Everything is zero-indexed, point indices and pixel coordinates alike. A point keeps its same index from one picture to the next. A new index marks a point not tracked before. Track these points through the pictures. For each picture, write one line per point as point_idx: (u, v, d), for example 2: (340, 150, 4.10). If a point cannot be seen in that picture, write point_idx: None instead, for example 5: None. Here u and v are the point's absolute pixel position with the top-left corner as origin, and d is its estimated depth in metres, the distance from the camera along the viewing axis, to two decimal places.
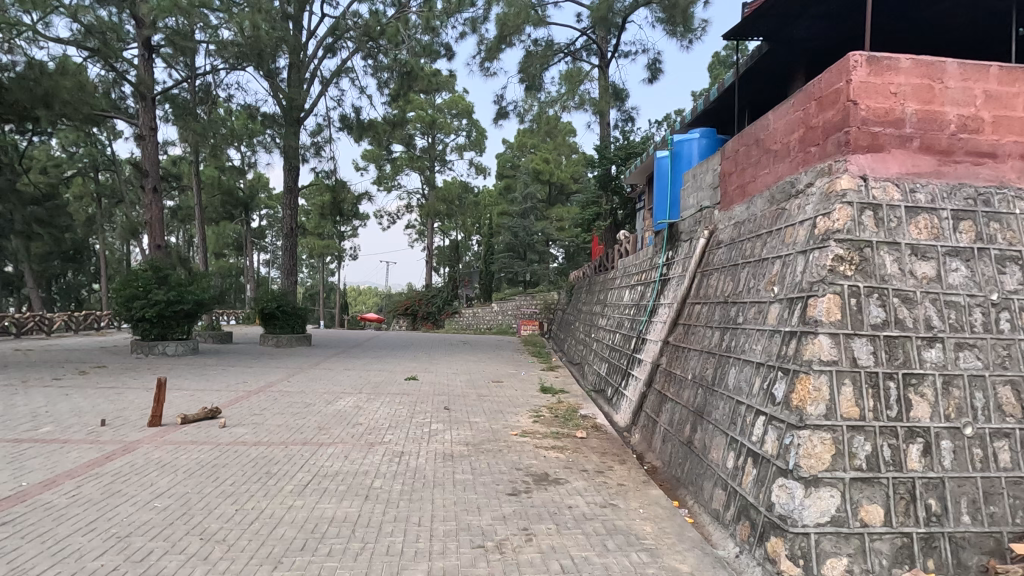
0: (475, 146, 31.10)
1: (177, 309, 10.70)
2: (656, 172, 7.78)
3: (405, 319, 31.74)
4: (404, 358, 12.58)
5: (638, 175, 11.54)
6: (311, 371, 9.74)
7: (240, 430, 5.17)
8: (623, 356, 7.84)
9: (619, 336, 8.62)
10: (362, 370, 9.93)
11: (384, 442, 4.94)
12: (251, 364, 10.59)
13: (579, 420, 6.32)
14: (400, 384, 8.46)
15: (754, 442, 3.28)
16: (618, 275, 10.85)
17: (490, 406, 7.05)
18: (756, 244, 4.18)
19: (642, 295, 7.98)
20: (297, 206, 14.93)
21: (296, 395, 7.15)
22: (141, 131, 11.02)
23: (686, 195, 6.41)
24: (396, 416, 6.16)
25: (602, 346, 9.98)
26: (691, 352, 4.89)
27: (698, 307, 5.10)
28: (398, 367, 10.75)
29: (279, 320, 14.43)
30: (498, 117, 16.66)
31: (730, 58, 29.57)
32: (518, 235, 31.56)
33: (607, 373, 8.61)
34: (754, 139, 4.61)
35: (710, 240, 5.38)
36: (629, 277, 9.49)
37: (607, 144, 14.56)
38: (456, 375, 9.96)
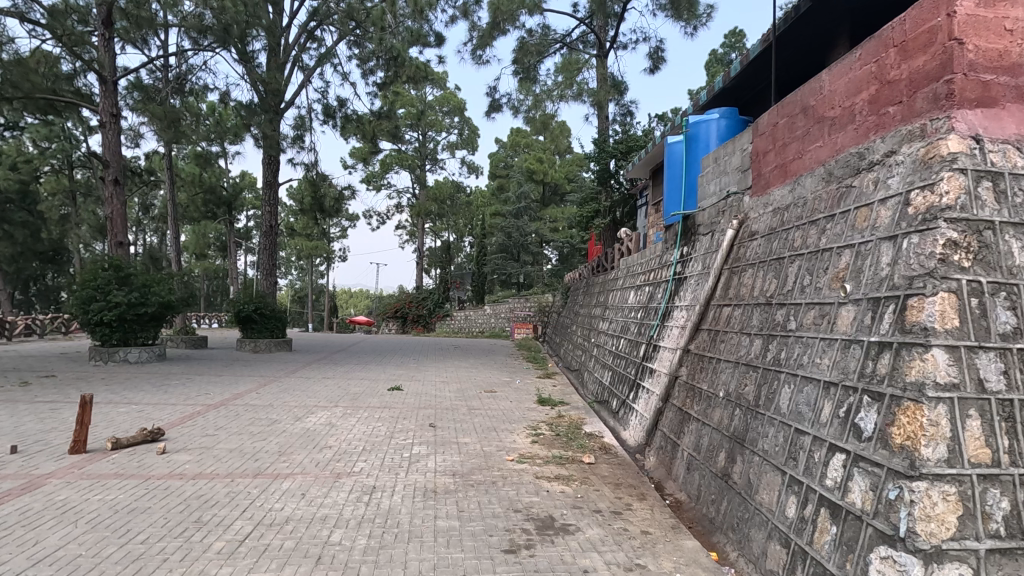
0: (467, 144, 30.31)
1: (140, 312, 9.83)
2: (665, 158, 7.01)
3: (395, 322, 30.89)
4: (390, 365, 11.73)
5: (642, 170, 10.79)
6: (286, 380, 8.89)
7: (182, 457, 4.32)
8: (629, 366, 7.06)
9: (624, 343, 7.83)
10: (343, 379, 9.08)
11: (353, 473, 4.11)
12: (222, 372, 9.71)
13: (584, 440, 5.52)
14: (381, 397, 7.61)
15: (829, 488, 2.49)
16: (620, 277, 10.07)
17: (482, 421, 6.23)
18: (809, 232, 3.40)
19: (650, 297, 7.20)
20: (277, 202, 14.05)
21: (261, 411, 6.31)
22: (101, 117, 10.12)
23: (705, 182, 5.63)
24: (372, 436, 5.33)
25: (604, 354, 9.19)
26: (722, 364, 4.10)
27: (728, 310, 4.31)
28: (382, 375, 9.91)
29: (257, 324, 13.52)
30: (491, 110, 15.88)
31: (728, 55, 28.98)
32: (512, 236, 30.82)
33: (611, 382, 7.82)
34: (798, 105, 3.83)
35: (739, 232, 4.60)
36: (634, 277, 8.72)
37: (606, 138, 13.79)
38: (445, 385, 9.14)
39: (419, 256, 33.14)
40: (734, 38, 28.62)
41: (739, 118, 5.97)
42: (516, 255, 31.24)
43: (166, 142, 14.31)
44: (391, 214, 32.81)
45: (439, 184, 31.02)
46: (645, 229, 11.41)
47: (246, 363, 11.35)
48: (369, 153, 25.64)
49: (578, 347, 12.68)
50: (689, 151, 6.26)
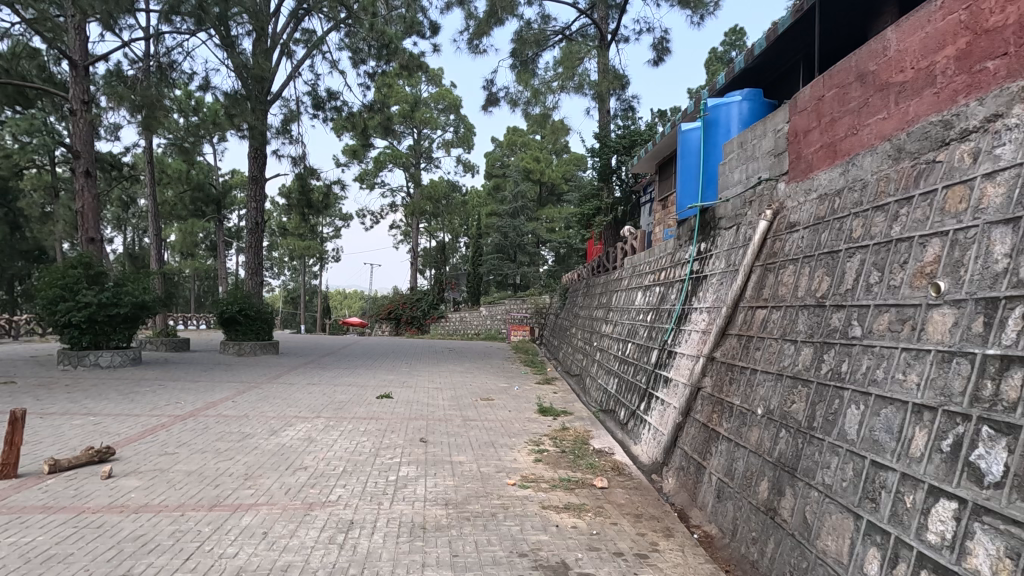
0: (463, 142, 29.73)
1: (112, 313, 9.26)
2: (678, 147, 6.44)
3: (389, 324, 30.22)
4: (380, 369, 11.13)
5: (647, 164, 10.24)
6: (266, 386, 8.26)
7: (128, 483, 3.71)
8: (639, 373, 6.49)
9: (632, 347, 7.25)
10: (329, 386, 8.46)
11: (329, 503, 3.51)
12: (199, 377, 9.08)
13: (593, 458, 4.94)
14: (368, 406, 7.01)
15: (935, 547, 1.92)
16: (625, 277, 9.51)
17: (478, 435, 5.65)
18: (874, 219, 2.83)
19: (661, 298, 6.63)
20: (263, 197, 13.41)
21: (234, 423, 5.68)
22: (71, 104, 9.49)
23: (728, 169, 5.07)
24: (354, 454, 4.73)
25: (608, 360, 8.61)
26: (759, 375, 3.53)
27: (764, 312, 3.75)
28: (372, 381, 9.30)
29: (240, 326, 12.86)
30: (488, 104, 15.31)
31: (728, 54, 28.57)
32: (508, 236, 30.27)
33: (618, 390, 7.25)
34: (853, 71, 3.26)
35: (774, 223, 4.03)
36: (641, 277, 8.15)
37: (607, 132, 13.24)
38: (438, 392, 8.54)
39: (414, 256, 32.51)
40: (734, 36, 28.22)
41: (763, 100, 5.39)
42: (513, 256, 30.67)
43: (146, 135, 13.63)
44: (384, 213, 32.18)
45: (434, 183, 30.42)
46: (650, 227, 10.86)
47: (228, 368, 10.72)
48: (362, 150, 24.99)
49: (578, 351, 12.10)
50: (706, 137, 5.69)
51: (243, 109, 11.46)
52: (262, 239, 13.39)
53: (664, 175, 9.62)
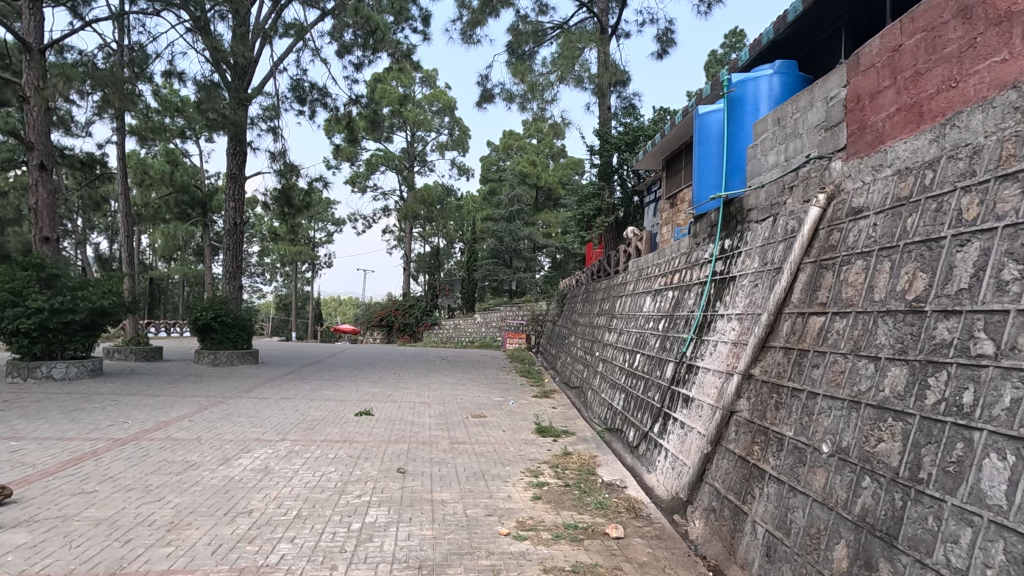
0: (457, 145, 29.00)
1: (67, 319, 8.44)
2: (694, 132, 5.71)
3: (381, 331, 29.41)
4: (365, 381, 10.31)
5: (653, 159, 9.52)
6: (234, 402, 7.43)
7: (12, 538, 2.91)
8: (651, 389, 5.71)
9: (641, 359, 6.48)
10: (305, 402, 7.67)
11: (267, 568, 2.71)
12: (162, 390, 8.26)
13: (603, 493, 4.15)
14: (344, 426, 6.20)
15: None
16: (630, 281, 8.74)
17: (466, 463, 4.85)
18: (1000, 193, 2.08)
19: (676, 303, 5.86)
20: (243, 197, 12.61)
21: (180, 450, 4.86)
22: (24, 92, 8.69)
23: (761, 153, 4.32)
24: (315, 491, 3.92)
25: (612, 372, 7.83)
26: (820, 402, 2.76)
27: (822, 320, 2.99)
28: (353, 396, 8.46)
29: (216, 334, 12.00)
30: (483, 100, 14.61)
31: (727, 56, 28.05)
32: (503, 241, 29.49)
33: (626, 407, 6.47)
34: (949, 6, 2.52)
35: (827, 210, 3.28)
36: (649, 281, 7.37)
37: (608, 129, 12.54)
38: (425, 408, 7.73)
39: (407, 261, 31.69)
40: (734, 39, 27.69)
41: (797, 73, 4.66)
42: (508, 261, 29.86)
43: (119, 131, 12.82)
44: (377, 217, 31.40)
45: (428, 187, 29.68)
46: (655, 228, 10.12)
47: (198, 379, 9.87)
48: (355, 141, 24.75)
49: (577, 361, 11.31)
50: (729, 118, 4.95)
51: (219, 101, 10.70)
52: (241, 241, 12.56)
53: (673, 170, 8.91)
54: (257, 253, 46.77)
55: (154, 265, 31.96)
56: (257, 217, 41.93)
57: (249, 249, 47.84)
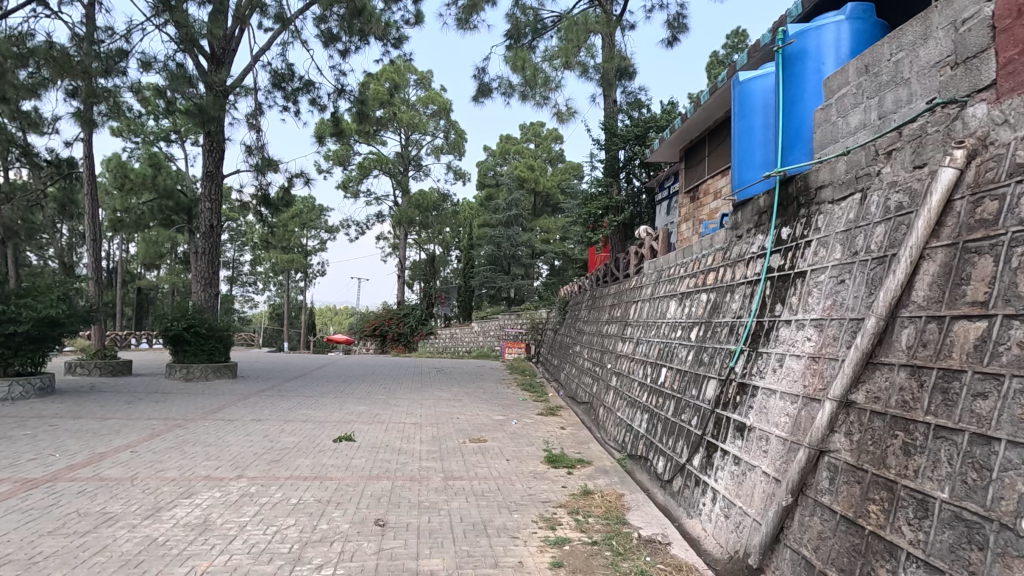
0: (453, 148, 28.12)
1: (8, 331, 7.48)
2: (733, 104, 4.84)
3: (374, 340, 28.39)
4: (351, 398, 9.33)
5: (667, 151, 8.66)
6: (195, 426, 6.42)
7: None
8: (687, 412, 4.75)
9: (669, 373, 5.53)
10: (278, 425, 6.67)
11: None
12: (116, 411, 7.23)
13: (643, 556, 3.18)
14: (317, 457, 5.20)
15: None
16: (646, 285, 7.82)
17: (464, 509, 3.88)
18: None
19: (714, 308, 4.91)
20: (219, 196, 11.59)
21: (103, 495, 3.88)
22: None
23: (838, 114, 3.40)
24: (262, 560, 2.94)
25: (630, 387, 6.86)
26: (1002, 453, 1.83)
27: (985, 325, 2.05)
28: (336, 417, 7.47)
29: (189, 346, 10.97)
30: (480, 94, 13.73)
31: (729, 57, 27.30)
32: (501, 247, 28.63)
33: (652, 431, 5.51)
34: None
35: (967, 174, 2.36)
36: (673, 283, 6.43)
37: (615, 122, 11.67)
38: (417, 431, 6.74)
39: (401, 269, 30.70)
40: (735, 39, 26.95)
41: (873, 20, 3.81)
42: (506, 268, 28.90)
43: (86, 127, 11.87)
44: (370, 223, 30.47)
45: (423, 192, 28.78)
46: (671, 227, 9.26)
47: (165, 396, 8.85)
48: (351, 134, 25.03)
49: (585, 374, 10.33)
50: (785, 80, 4.01)
51: (191, 91, 9.78)
52: (218, 245, 11.54)
53: (690, 162, 8.04)
54: (249, 262, 45.73)
55: (140, 274, 30.89)
56: (248, 224, 40.90)
57: (240, 259, 46.77)
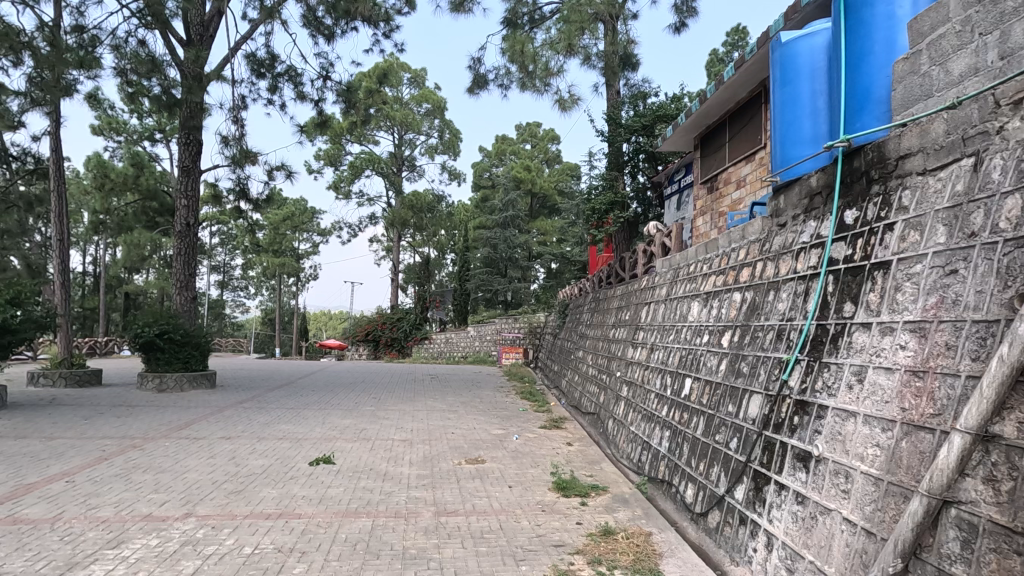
0: (448, 148, 27.42)
1: None
2: (773, 70, 4.16)
3: (367, 346, 27.63)
4: (336, 410, 8.57)
5: (678, 141, 8.00)
6: (153, 448, 5.64)
7: None
8: (724, 432, 4.02)
9: (695, 385, 4.80)
10: (249, 445, 5.90)
11: None
12: (69, 428, 6.44)
13: None
14: (288, 486, 4.45)
15: None
16: (660, 286, 7.10)
17: (461, 560, 3.13)
18: None
19: (752, 310, 4.19)
20: (197, 193, 10.80)
21: (8, 546, 3.11)
22: None
23: (932, 63, 2.69)
24: None
25: (645, 399, 6.14)
26: None
27: None
28: (317, 434, 6.71)
29: (163, 354, 10.15)
30: (475, 85, 13.06)
31: (729, 54, 26.75)
32: (497, 248, 27.95)
33: (676, 452, 4.79)
34: None
35: None
36: (694, 282, 5.72)
37: (619, 112, 11.02)
38: (407, 451, 5.99)
39: (395, 272, 29.90)
40: (735, 36, 26.33)
41: None
42: (503, 270, 28.14)
43: (53, 118, 11.08)
44: (363, 225, 29.72)
45: (416, 193, 28.03)
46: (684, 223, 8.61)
47: (130, 410, 8.04)
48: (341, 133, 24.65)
49: (590, 382, 9.61)
50: (850, 30, 3.32)
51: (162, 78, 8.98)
52: (195, 245, 10.74)
53: (706, 151, 7.36)
54: (240, 266, 44.89)
55: (126, 279, 30.02)
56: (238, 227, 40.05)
57: (231, 263, 45.84)
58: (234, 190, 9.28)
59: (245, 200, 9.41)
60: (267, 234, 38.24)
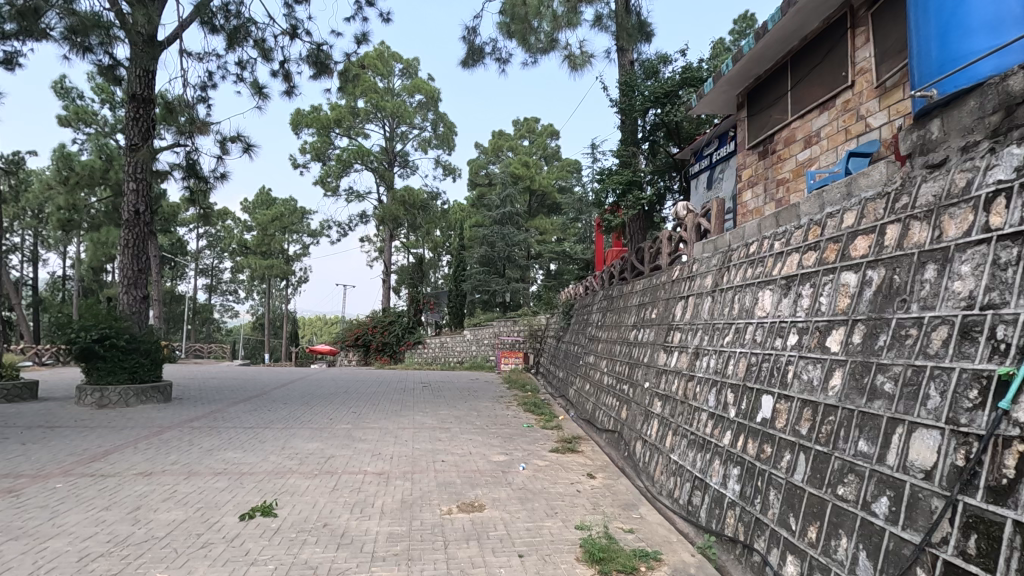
0: (442, 142, 26.02)
1: None
2: None
3: (357, 351, 26.19)
4: (305, 430, 7.14)
5: (714, 101, 6.61)
6: (35, 493, 4.18)
7: None
8: (853, 485, 2.60)
9: (784, 407, 3.38)
10: (170, 487, 4.44)
11: None
12: None
13: None
14: (191, 565, 3.00)
15: None
16: (701, 275, 5.68)
17: None
18: None
19: (887, 297, 2.76)
20: (148, 176, 9.31)
21: None
22: None
23: None
24: None
25: (694, 421, 4.71)
26: None
27: None
28: (269, 465, 5.26)
29: (105, 364, 8.68)
30: (470, 56, 11.64)
31: (739, 43, 25.33)
32: (495, 247, 26.44)
33: (756, 502, 3.39)
34: None
35: None
36: (763, 267, 4.30)
37: (633, 79, 9.61)
38: (381, 492, 4.54)
39: (387, 273, 28.42)
40: (743, 24, 24.95)
41: None
42: (501, 270, 26.69)
43: None
44: (353, 224, 28.29)
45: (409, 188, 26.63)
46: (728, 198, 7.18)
47: (47, 432, 6.56)
48: (329, 124, 23.39)
49: (605, 394, 8.20)
50: None
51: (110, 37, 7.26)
52: (145, 237, 9.27)
53: (756, 108, 5.96)
54: (229, 269, 43.40)
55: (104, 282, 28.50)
56: (225, 228, 38.59)
57: (219, 265, 44.27)
58: (181, 166, 7.92)
59: (195, 179, 8.06)
60: (255, 235, 36.81)
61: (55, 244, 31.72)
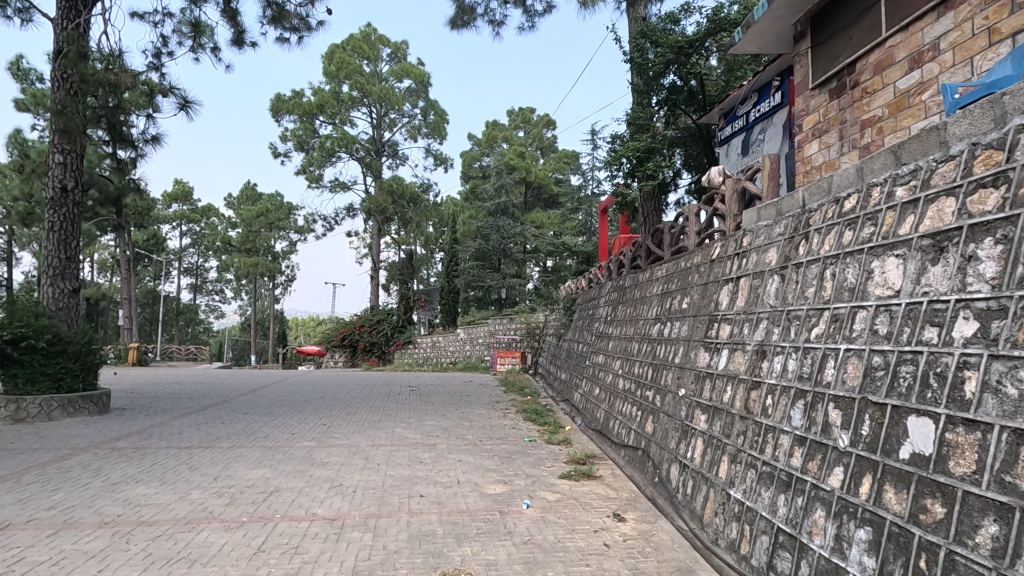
0: (433, 131, 24.63)
1: None
2: None
3: (344, 352, 24.71)
4: (254, 451, 5.77)
5: (763, 34, 5.30)
6: None
7: None
8: None
9: (968, 440, 2.05)
10: (15, 553, 3.05)
11: None
12: None
13: None
14: None
15: None
16: (758, 249, 4.34)
17: None
18: None
19: None
20: (78, 148, 7.91)
21: None
22: None
23: None
24: None
25: (768, 446, 3.36)
26: None
27: None
28: (182, 508, 3.87)
29: (22, 371, 7.25)
30: (459, 15, 10.25)
31: None
32: (489, 240, 24.87)
33: None
34: None
35: None
36: (876, 226, 2.97)
37: (651, 29, 8.19)
38: (326, 554, 3.16)
39: (375, 270, 27.00)
40: None
41: None
42: (496, 266, 25.27)
43: None
44: (340, 218, 26.85)
45: (398, 179, 25.24)
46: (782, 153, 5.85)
47: None
48: (311, 110, 22.07)
49: (620, 401, 6.86)
50: None
51: None
52: (74, 219, 7.88)
53: (822, 35, 4.69)
54: (215, 268, 41.94)
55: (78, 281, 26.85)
56: (209, 225, 37.09)
57: (204, 265, 42.73)
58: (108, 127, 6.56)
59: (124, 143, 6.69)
60: (240, 232, 35.43)
61: (26, 242, 30.13)
